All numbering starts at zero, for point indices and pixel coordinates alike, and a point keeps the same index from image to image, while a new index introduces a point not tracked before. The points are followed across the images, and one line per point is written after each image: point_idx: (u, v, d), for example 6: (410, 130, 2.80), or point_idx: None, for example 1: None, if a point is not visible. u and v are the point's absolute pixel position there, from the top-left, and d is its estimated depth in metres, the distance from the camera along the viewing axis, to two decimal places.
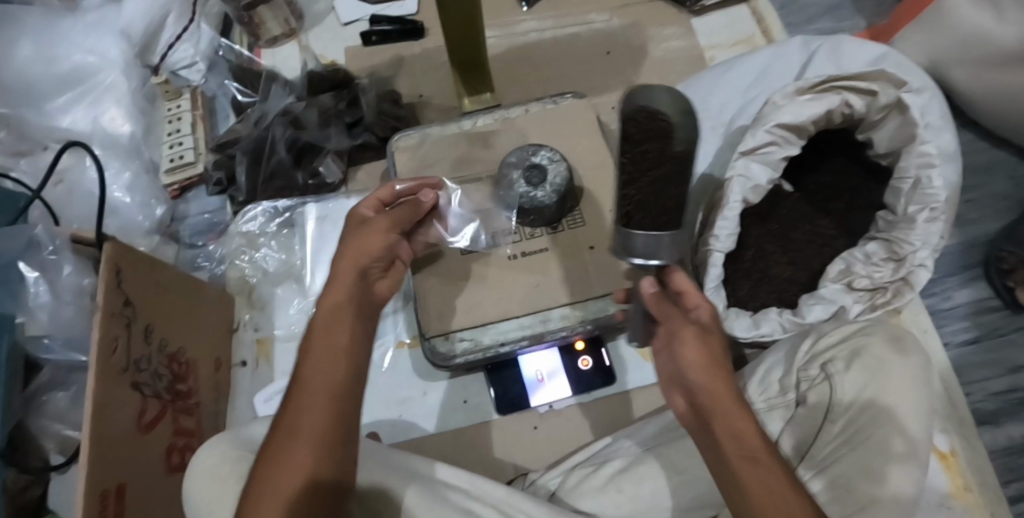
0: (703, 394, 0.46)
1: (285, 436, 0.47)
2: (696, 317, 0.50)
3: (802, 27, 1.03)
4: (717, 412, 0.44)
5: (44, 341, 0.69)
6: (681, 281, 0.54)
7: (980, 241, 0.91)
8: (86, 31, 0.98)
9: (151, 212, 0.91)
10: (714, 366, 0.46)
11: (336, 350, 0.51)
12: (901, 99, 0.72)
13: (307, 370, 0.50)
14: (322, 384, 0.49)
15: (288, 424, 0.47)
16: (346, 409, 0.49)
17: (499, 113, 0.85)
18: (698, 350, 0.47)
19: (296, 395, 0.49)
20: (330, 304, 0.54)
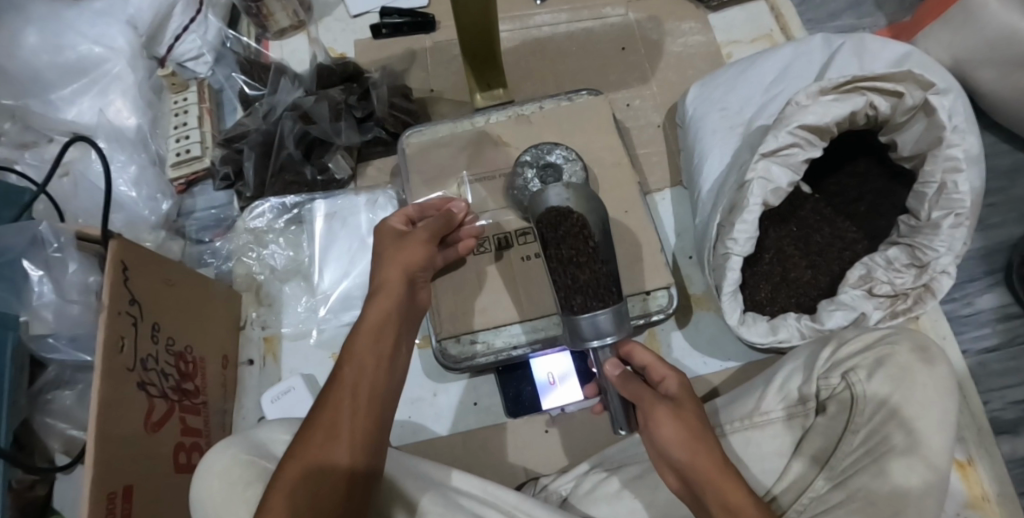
0: (688, 469, 0.50)
1: (325, 431, 0.50)
2: (666, 391, 0.55)
3: (823, 23, 1.01)
4: (707, 484, 0.48)
5: (49, 339, 0.68)
6: (642, 357, 0.57)
7: (1000, 246, 0.90)
8: (94, 20, 0.93)
9: (158, 207, 0.88)
10: (693, 440, 0.50)
11: (377, 359, 0.55)
12: (928, 101, 0.70)
13: (351, 374, 0.53)
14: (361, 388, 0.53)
15: (330, 422, 0.50)
16: (383, 411, 0.53)
17: (513, 110, 0.83)
18: (675, 428, 0.51)
19: (337, 395, 0.52)
20: (375, 313, 0.57)
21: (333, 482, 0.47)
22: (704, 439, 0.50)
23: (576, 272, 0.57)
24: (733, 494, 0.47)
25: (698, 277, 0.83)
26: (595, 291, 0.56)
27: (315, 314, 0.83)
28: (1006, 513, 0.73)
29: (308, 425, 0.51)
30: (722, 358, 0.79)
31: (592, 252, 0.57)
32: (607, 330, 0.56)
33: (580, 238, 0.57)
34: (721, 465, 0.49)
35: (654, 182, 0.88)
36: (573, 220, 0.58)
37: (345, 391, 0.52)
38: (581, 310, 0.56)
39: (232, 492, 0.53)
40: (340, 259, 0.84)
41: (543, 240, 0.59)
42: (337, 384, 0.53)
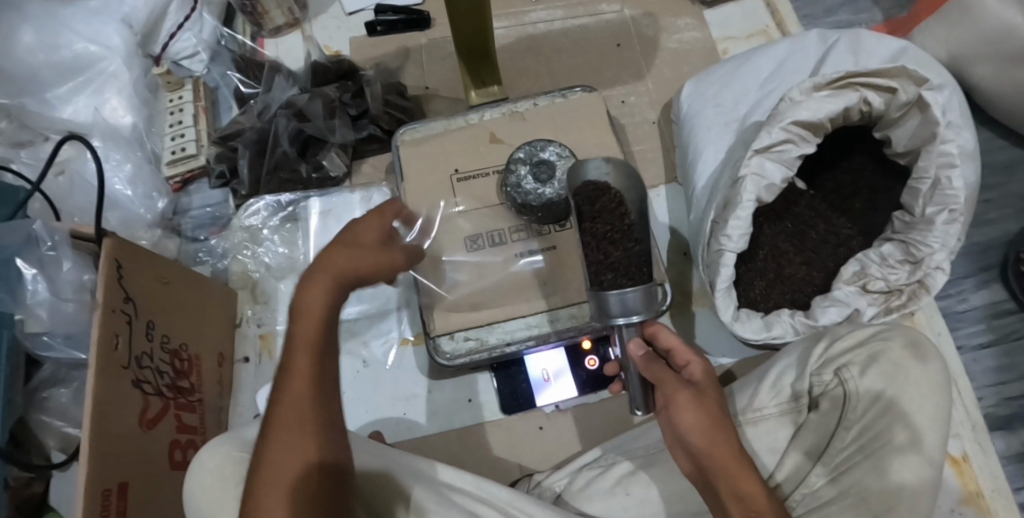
0: (704, 457, 0.49)
1: (288, 425, 0.47)
2: (690, 376, 0.54)
3: (819, 19, 1.01)
4: (722, 474, 0.48)
5: (44, 337, 0.68)
6: (667, 339, 0.56)
7: (996, 242, 0.89)
8: (89, 18, 0.94)
9: (154, 205, 0.89)
10: (713, 429, 0.50)
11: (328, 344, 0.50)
12: (922, 97, 0.70)
13: (306, 362, 0.48)
14: (316, 380, 0.48)
15: (291, 414, 0.47)
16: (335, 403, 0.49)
17: (508, 107, 0.82)
18: (697, 414, 0.50)
19: (293, 385, 0.48)
20: (322, 291, 0.50)
21: (308, 479, 0.45)
22: (723, 428, 0.50)
23: (610, 248, 0.56)
24: (746, 485, 0.48)
25: (692, 273, 0.83)
26: (626, 270, 0.56)
27: None
28: (1002, 509, 0.73)
29: (268, 419, 0.47)
30: (717, 354, 0.79)
31: (627, 229, 0.57)
32: (636, 309, 0.55)
33: (616, 213, 0.56)
34: (738, 455, 0.49)
35: (649, 179, 0.88)
36: (610, 196, 0.57)
37: (300, 381, 0.48)
38: (610, 287, 0.55)
39: (225, 489, 0.53)
40: None
41: (578, 213, 0.58)
42: (291, 373, 0.48)
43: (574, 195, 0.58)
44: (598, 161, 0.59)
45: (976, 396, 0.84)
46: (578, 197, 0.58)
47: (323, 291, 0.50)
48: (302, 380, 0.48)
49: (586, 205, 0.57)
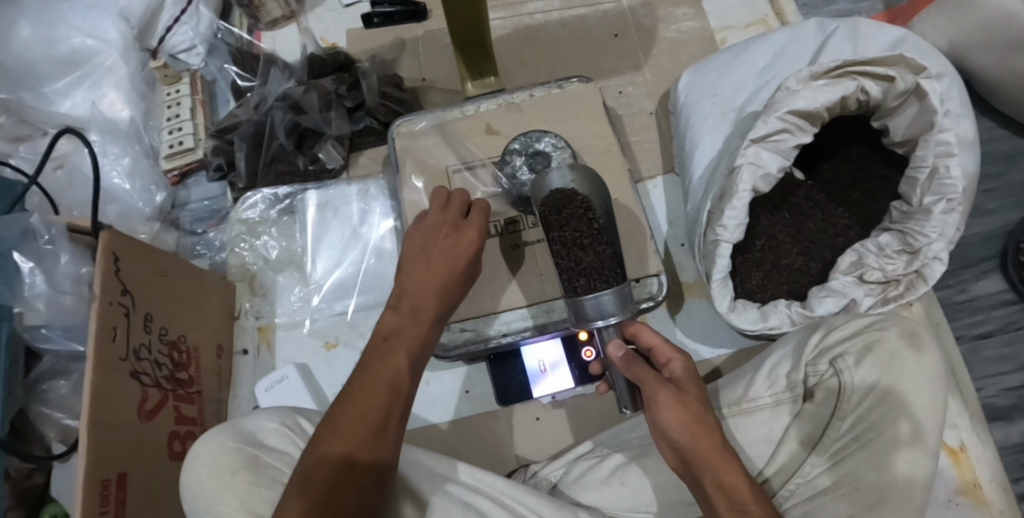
0: (688, 451, 0.49)
1: (371, 424, 0.49)
2: (671, 372, 0.54)
3: (819, 8, 0.99)
4: (706, 466, 0.49)
5: (41, 330, 0.68)
6: (648, 338, 0.56)
7: (996, 232, 0.89)
8: (87, 12, 0.94)
9: (152, 198, 0.89)
10: (695, 425, 0.50)
11: (419, 364, 0.54)
12: (920, 85, 0.69)
13: (401, 373, 0.51)
14: (404, 391, 0.51)
15: (373, 415, 0.49)
16: (404, 411, 0.51)
17: (503, 98, 0.82)
18: (678, 409, 0.50)
19: (380, 389, 0.50)
20: (425, 322, 0.54)
21: (370, 474, 0.49)
22: (707, 422, 0.50)
23: (580, 254, 0.57)
24: (729, 476, 0.48)
25: (689, 264, 0.83)
26: (598, 273, 0.56)
27: (308, 304, 0.83)
28: (998, 499, 0.73)
29: (347, 411, 0.50)
30: (713, 345, 0.79)
31: (597, 233, 0.57)
32: (613, 312, 0.55)
33: (586, 218, 0.57)
34: (723, 447, 0.49)
35: (646, 169, 0.88)
36: (577, 202, 0.58)
37: (386, 387, 0.50)
38: (586, 292, 0.56)
39: (222, 479, 0.54)
40: (332, 247, 0.85)
41: (546, 223, 0.59)
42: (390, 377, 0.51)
43: (542, 205, 0.59)
44: (561, 174, 0.60)
45: (975, 386, 0.84)
46: (547, 207, 0.59)
47: (428, 323, 0.54)
48: (390, 384, 0.51)
49: (555, 214, 0.58)
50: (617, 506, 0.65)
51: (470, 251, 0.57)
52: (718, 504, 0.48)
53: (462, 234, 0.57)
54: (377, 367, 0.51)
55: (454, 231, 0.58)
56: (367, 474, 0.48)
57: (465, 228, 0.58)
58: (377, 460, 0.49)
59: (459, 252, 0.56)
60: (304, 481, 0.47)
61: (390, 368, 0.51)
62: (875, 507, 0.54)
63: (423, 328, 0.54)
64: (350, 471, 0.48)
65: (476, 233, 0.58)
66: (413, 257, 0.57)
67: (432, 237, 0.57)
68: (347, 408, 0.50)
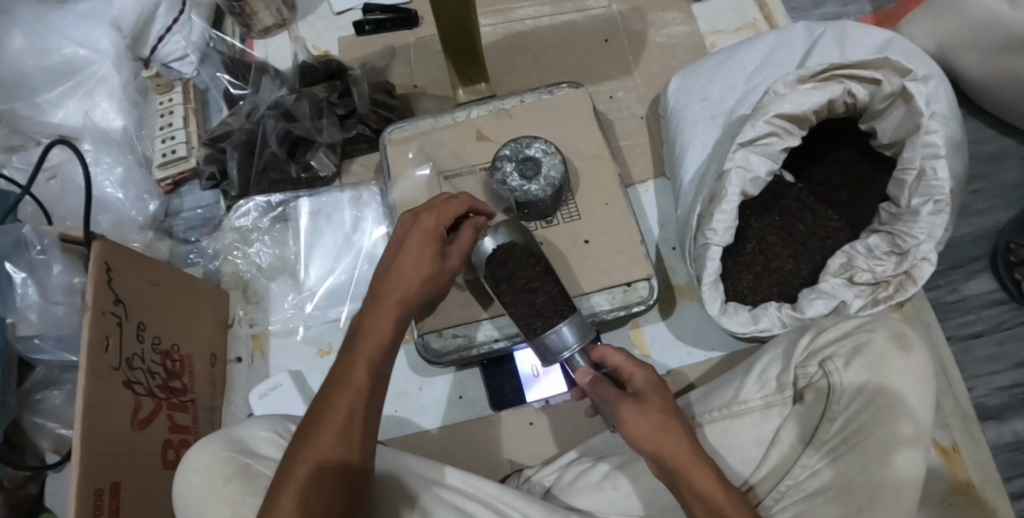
0: (659, 460, 0.50)
1: (340, 423, 0.50)
2: (634, 386, 0.54)
3: (809, 11, 1.00)
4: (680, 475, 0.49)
5: (35, 341, 0.67)
6: (611, 358, 0.57)
7: (986, 232, 0.89)
8: (78, 22, 0.94)
9: (145, 206, 0.89)
10: (659, 432, 0.50)
11: (386, 365, 0.54)
12: (905, 88, 0.70)
13: (364, 378, 0.52)
14: (370, 388, 0.52)
15: (341, 414, 0.50)
16: (372, 410, 0.51)
17: (494, 104, 0.83)
18: (643, 421, 0.51)
19: (348, 395, 0.51)
20: (387, 319, 0.56)
21: (344, 473, 0.48)
22: (675, 430, 0.50)
23: (532, 296, 0.61)
24: (704, 483, 0.48)
25: (681, 268, 0.83)
26: (552, 310, 0.60)
27: (301, 311, 0.84)
28: (991, 499, 0.73)
29: (318, 416, 0.50)
30: (706, 347, 0.79)
31: (542, 273, 0.63)
32: (571, 339, 0.58)
33: (529, 261, 0.63)
34: (695, 454, 0.49)
35: (637, 173, 0.89)
36: (517, 251, 0.63)
37: (352, 389, 0.51)
38: (545, 329, 0.59)
39: (213, 488, 0.55)
40: (325, 254, 0.85)
41: (493, 277, 0.63)
42: (354, 376, 0.52)
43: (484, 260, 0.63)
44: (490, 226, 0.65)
45: (967, 386, 0.84)
46: (490, 260, 0.63)
47: (389, 319, 0.56)
48: (355, 381, 0.51)
49: (498, 265, 0.63)
50: (611, 510, 0.65)
51: (431, 242, 0.60)
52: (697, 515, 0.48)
53: (422, 225, 0.60)
54: (342, 376, 0.52)
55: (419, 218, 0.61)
56: (343, 474, 0.48)
57: (427, 218, 0.61)
58: (354, 464, 0.49)
59: (415, 244, 0.59)
60: (282, 486, 0.47)
61: (355, 368, 0.52)
62: (865, 509, 0.54)
63: (384, 325, 0.55)
64: (325, 472, 0.48)
65: (436, 223, 0.61)
66: (383, 259, 0.60)
67: (402, 233, 0.61)
68: (318, 415, 0.50)
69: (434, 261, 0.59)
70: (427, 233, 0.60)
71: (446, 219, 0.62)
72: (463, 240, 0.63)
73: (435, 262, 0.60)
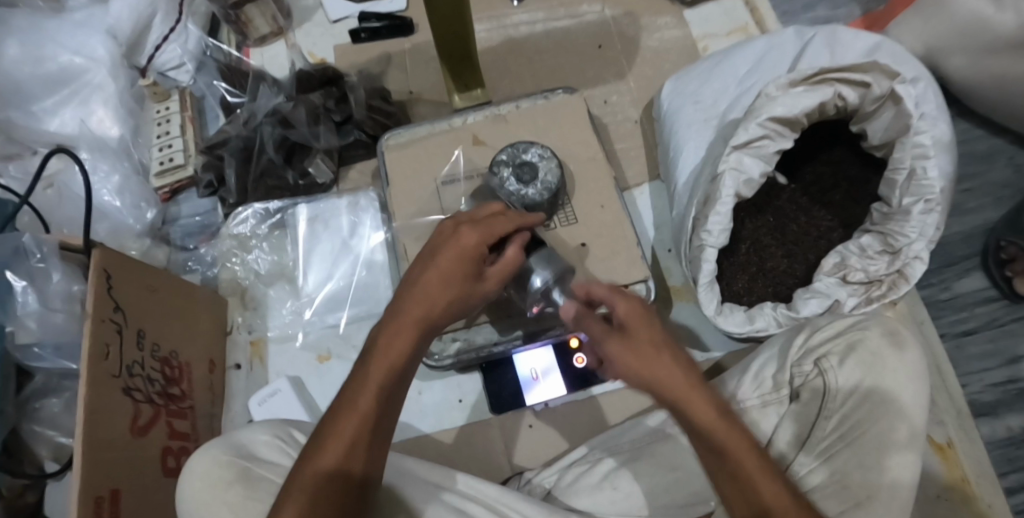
0: (656, 394, 0.47)
1: (341, 453, 0.48)
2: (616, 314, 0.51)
3: (798, 14, 1.01)
4: (682, 417, 0.46)
5: (34, 350, 0.68)
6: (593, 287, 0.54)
7: (977, 231, 0.90)
8: (75, 31, 0.95)
9: (142, 214, 0.89)
10: (648, 360, 0.47)
11: (398, 388, 0.51)
12: (894, 90, 0.71)
13: (370, 405, 0.49)
14: (375, 416, 0.49)
15: (344, 441, 0.48)
16: (375, 439, 0.49)
17: (489, 110, 0.83)
18: (634, 358, 0.47)
19: (352, 422, 0.49)
20: (404, 339, 0.52)
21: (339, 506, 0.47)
22: (669, 365, 0.47)
23: None
24: (709, 423, 0.46)
25: (676, 269, 0.84)
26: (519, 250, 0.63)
27: (300, 317, 0.84)
28: (986, 494, 0.74)
29: (322, 440, 0.49)
30: (702, 348, 0.80)
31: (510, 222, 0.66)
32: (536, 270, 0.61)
33: None
34: (694, 393, 0.46)
35: (632, 177, 0.89)
36: None
37: (357, 416, 0.49)
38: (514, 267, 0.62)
39: (213, 491, 0.55)
40: (323, 260, 0.85)
41: None
42: (359, 399, 0.49)
43: None
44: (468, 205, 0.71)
45: (961, 383, 0.85)
46: None
47: (407, 340, 0.52)
48: (361, 408, 0.49)
49: None
50: (612, 510, 0.65)
51: (463, 261, 0.54)
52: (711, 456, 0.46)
53: (460, 242, 0.55)
54: (349, 397, 0.50)
55: (460, 232, 0.54)
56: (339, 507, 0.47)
57: (462, 236, 0.55)
58: (354, 489, 0.48)
59: (445, 260, 0.54)
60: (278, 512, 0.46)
61: (363, 392, 0.50)
62: (864, 504, 0.55)
63: (401, 346, 0.51)
64: (321, 503, 0.46)
65: (471, 243, 0.55)
66: (415, 266, 0.55)
67: (437, 244, 0.55)
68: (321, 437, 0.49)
69: (466, 283, 0.54)
70: (463, 252, 0.54)
71: (486, 236, 0.56)
72: (501, 262, 0.57)
73: (465, 284, 0.54)
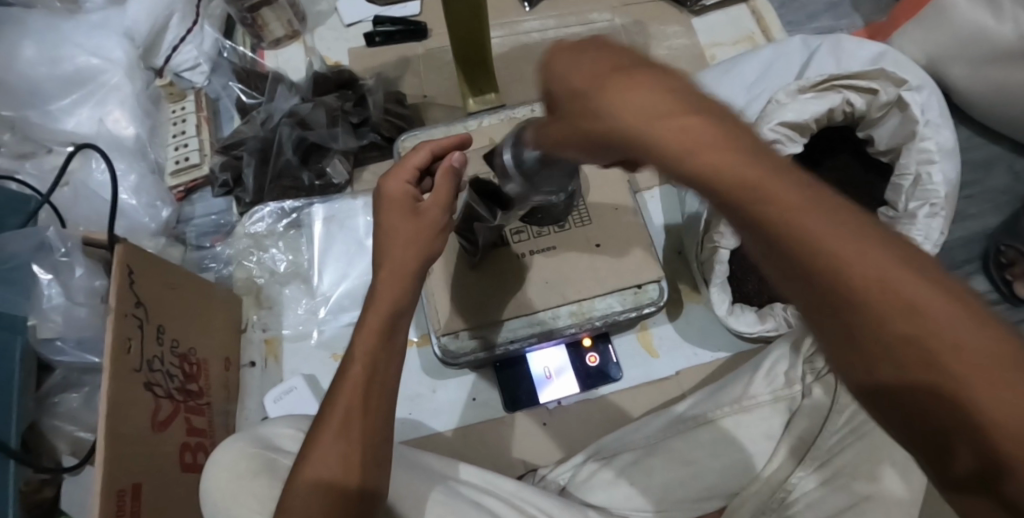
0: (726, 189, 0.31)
1: (337, 428, 0.50)
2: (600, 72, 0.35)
3: (802, 25, 1.04)
4: (827, 272, 0.30)
5: (56, 343, 0.69)
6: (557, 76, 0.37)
7: (978, 235, 0.93)
8: (91, 32, 0.96)
9: (158, 213, 0.89)
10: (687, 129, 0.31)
11: (386, 358, 0.52)
12: (902, 97, 0.74)
13: (357, 376, 0.51)
14: (369, 387, 0.51)
15: (339, 417, 0.50)
16: (373, 411, 0.51)
17: (505, 113, 0.85)
18: (792, 217, 0.30)
19: (344, 397, 0.51)
20: (380, 313, 0.53)
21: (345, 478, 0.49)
22: (867, 240, 0.30)
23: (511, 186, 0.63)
24: (943, 314, 0.28)
25: (686, 271, 0.86)
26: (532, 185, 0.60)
27: (315, 316, 0.85)
28: None
29: (320, 418, 0.51)
30: (713, 348, 0.82)
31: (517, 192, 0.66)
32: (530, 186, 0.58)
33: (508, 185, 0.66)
34: (905, 268, 0.29)
35: (643, 180, 0.91)
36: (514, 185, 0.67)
37: (349, 389, 0.51)
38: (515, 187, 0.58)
39: (241, 483, 0.56)
40: (339, 260, 0.87)
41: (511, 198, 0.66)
42: (346, 378, 0.51)
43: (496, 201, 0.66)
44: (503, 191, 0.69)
45: None
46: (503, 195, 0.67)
47: (384, 313, 0.53)
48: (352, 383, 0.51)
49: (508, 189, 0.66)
50: (626, 505, 0.67)
51: (405, 219, 0.55)
52: (924, 397, 0.28)
53: (391, 202, 0.56)
54: (341, 376, 0.52)
55: (381, 184, 0.57)
56: (346, 478, 0.49)
57: (396, 200, 0.56)
58: (354, 477, 0.49)
59: (392, 225, 0.55)
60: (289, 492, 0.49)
61: (353, 366, 0.52)
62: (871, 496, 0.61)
63: (377, 319, 0.53)
64: (331, 475, 0.49)
65: (408, 208, 0.55)
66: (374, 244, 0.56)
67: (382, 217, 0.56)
68: (323, 417, 0.51)
69: (406, 228, 0.54)
70: (405, 213, 0.55)
71: (408, 178, 0.57)
72: (440, 198, 0.55)
73: (425, 239, 0.55)
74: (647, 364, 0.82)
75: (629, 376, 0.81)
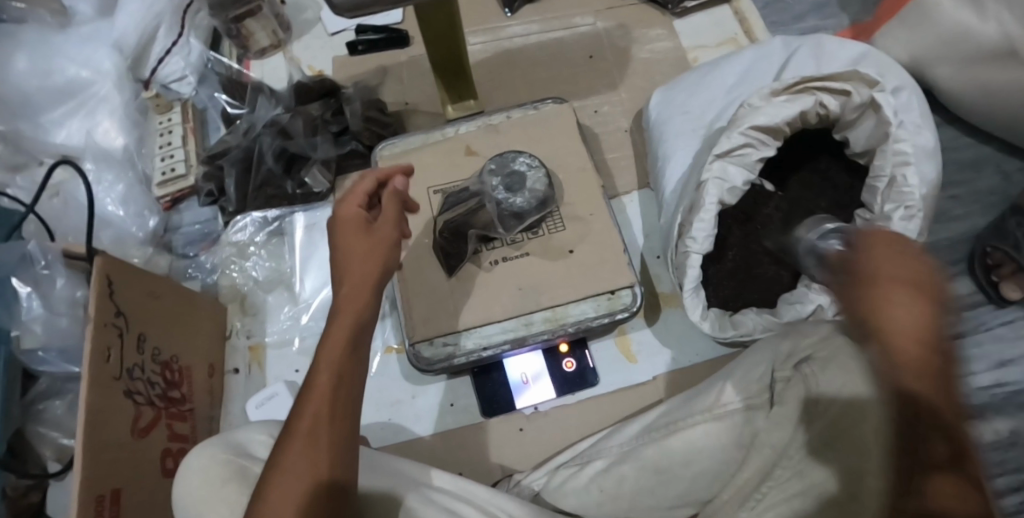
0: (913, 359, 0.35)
1: (306, 432, 0.48)
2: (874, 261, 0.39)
3: (788, 25, 1.03)
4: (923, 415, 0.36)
5: (39, 353, 0.71)
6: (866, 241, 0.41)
7: (966, 236, 0.92)
8: (82, 44, 0.98)
9: (145, 222, 0.92)
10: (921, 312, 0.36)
11: (353, 363, 0.52)
12: (874, 98, 0.73)
13: (325, 380, 0.50)
14: (338, 391, 0.50)
15: (308, 422, 0.48)
16: (345, 415, 0.50)
17: (482, 120, 0.86)
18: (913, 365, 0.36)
19: (313, 401, 0.50)
20: (346, 319, 0.53)
21: (316, 485, 0.46)
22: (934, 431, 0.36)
23: None
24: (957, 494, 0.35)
25: (665, 276, 0.86)
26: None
27: (297, 323, 0.86)
28: None
29: (287, 428, 0.49)
30: (691, 353, 0.82)
31: None
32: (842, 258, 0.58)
33: None
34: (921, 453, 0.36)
35: (622, 185, 0.91)
36: None
37: (318, 394, 0.50)
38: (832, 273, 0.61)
39: (211, 489, 0.56)
40: (321, 267, 0.88)
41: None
42: (313, 386, 0.50)
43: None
44: None
45: None
46: None
47: (350, 317, 0.53)
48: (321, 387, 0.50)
49: None
50: (596, 511, 0.68)
51: (360, 233, 0.57)
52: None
53: (345, 220, 0.58)
54: (307, 384, 0.51)
55: (334, 210, 0.59)
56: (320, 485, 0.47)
57: (349, 218, 0.58)
58: (326, 473, 0.47)
59: (349, 240, 0.56)
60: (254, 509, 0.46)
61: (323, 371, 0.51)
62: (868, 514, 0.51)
63: (343, 323, 0.53)
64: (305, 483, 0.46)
65: (363, 221, 0.58)
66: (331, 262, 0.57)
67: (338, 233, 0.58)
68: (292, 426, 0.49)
69: (363, 243, 0.56)
70: (359, 227, 0.57)
71: (360, 201, 0.59)
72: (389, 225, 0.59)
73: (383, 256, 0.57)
74: (624, 369, 0.82)
75: (607, 381, 0.82)
